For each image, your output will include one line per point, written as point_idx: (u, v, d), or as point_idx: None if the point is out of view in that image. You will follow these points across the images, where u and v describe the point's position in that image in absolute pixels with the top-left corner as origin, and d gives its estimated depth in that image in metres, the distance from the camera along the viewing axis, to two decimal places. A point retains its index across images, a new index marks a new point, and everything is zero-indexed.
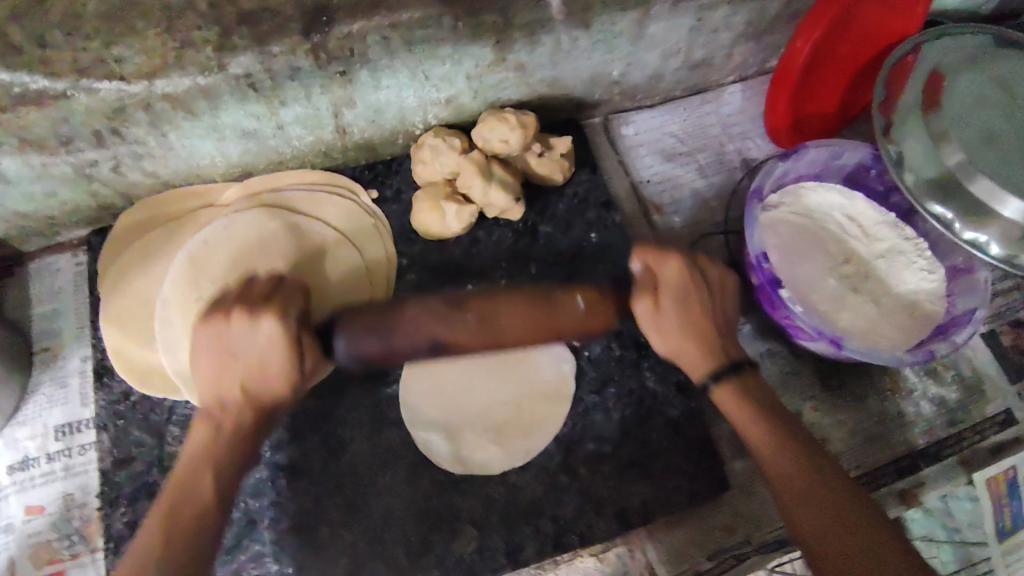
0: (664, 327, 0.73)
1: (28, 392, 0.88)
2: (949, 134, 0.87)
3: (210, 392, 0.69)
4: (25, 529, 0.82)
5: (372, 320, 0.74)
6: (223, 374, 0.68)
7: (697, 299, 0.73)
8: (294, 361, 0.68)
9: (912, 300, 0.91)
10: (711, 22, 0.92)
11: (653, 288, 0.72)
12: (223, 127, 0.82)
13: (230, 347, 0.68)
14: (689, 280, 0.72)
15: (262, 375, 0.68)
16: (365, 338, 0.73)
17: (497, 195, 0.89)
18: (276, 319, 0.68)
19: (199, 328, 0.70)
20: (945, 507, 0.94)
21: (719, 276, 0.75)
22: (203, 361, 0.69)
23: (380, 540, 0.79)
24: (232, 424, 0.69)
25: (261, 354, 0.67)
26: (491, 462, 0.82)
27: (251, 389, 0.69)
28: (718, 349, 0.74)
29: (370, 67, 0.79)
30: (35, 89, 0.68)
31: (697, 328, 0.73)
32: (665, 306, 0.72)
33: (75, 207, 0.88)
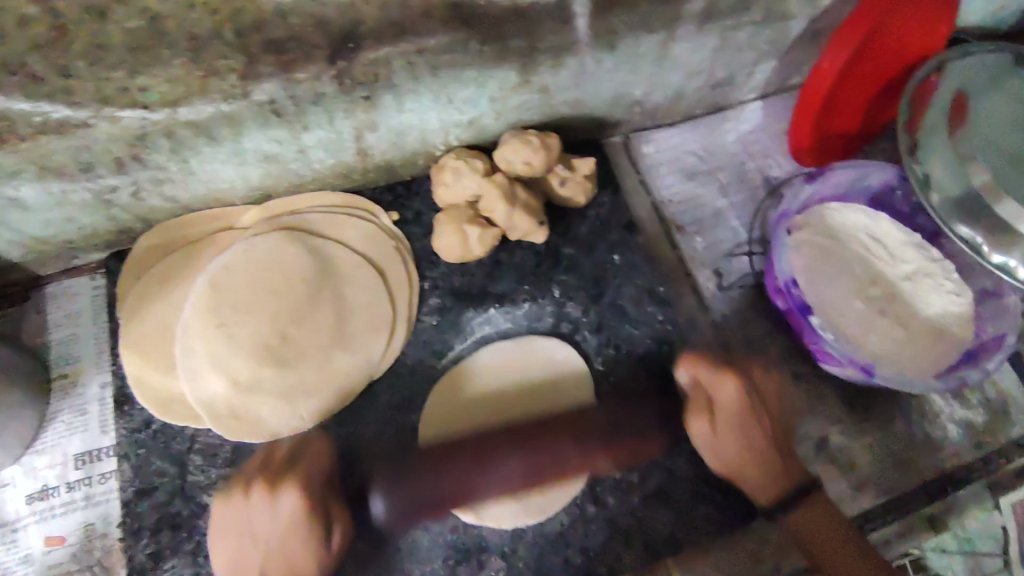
0: (721, 437, 0.79)
1: (46, 419, 0.87)
2: (976, 154, 0.85)
3: (225, 567, 0.75)
4: (46, 560, 0.81)
5: (420, 470, 0.76)
6: (242, 553, 0.74)
7: (755, 415, 0.79)
8: (319, 537, 0.74)
9: (940, 324, 0.90)
10: (735, 42, 0.91)
11: (709, 409, 0.80)
12: (245, 152, 0.81)
13: (249, 530, 0.75)
14: (747, 400, 0.79)
15: (284, 559, 0.73)
16: (421, 483, 0.76)
17: (520, 219, 0.88)
18: (299, 493, 0.75)
19: (221, 503, 0.77)
20: (962, 522, 0.91)
21: (772, 387, 0.85)
22: (225, 545, 0.76)
23: (408, 571, 0.79)
24: (255, 558, 0.74)
25: (280, 541, 0.73)
26: (504, 516, 0.80)
27: (270, 561, 0.73)
28: (779, 473, 0.78)
29: (394, 91, 0.78)
30: (57, 118, 0.67)
31: (755, 448, 0.78)
32: (724, 428, 0.79)
33: (93, 231, 0.87)
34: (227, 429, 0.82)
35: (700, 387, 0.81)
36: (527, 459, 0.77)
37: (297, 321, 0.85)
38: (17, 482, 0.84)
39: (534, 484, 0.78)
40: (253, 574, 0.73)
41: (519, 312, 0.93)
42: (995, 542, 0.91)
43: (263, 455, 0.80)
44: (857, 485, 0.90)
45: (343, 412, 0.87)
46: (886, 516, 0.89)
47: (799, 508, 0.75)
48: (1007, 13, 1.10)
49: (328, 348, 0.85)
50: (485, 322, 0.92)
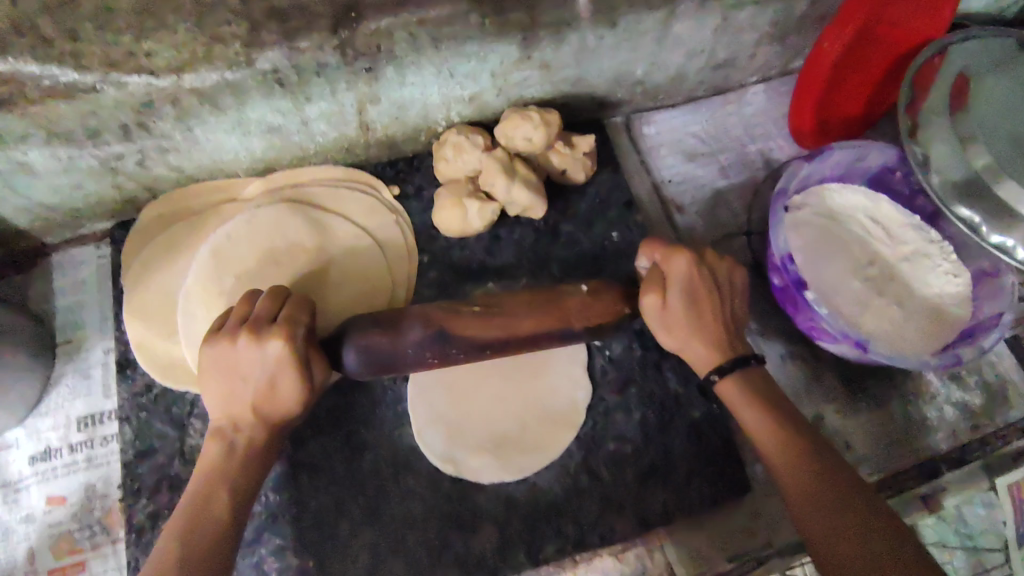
0: (675, 310, 0.72)
1: (51, 382, 0.89)
2: (978, 136, 0.85)
3: (221, 414, 0.70)
4: (47, 520, 0.83)
5: (373, 328, 0.73)
6: (234, 393, 0.69)
7: (704, 292, 0.73)
8: (303, 385, 0.69)
9: (937, 304, 0.90)
10: (737, 22, 0.91)
11: (663, 285, 0.73)
12: (249, 122, 0.82)
13: (236, 369, 0.69)
14: (700, 274, 0.72)
15: (270, 396, 0.69)
16: (367, 345, 0.72)
17: (519, 193, 0.88)
18: (284, 341, 0.68)
19: (205, 349, 0.70)
20: (959, 511, 0.92)
21: (727, 271, 0.75)
22: (212, 384, 0.70)
23: (403, 537, 0.80)
24: (245, 404, 0.69)
25: (269, 376, 0.68)
26: (483, 471, 0.81)
27: (262, 402, 0.69)
28: (726, 343, 0.74)
29: (396, 64, 0.79)
30: (65, 82, 0.68)
31: (700, 318, 0.73)
32: (675, 296, 0.72)
33: (100, 200, 0.89)
34: None
35: (654, 265, 0.75)
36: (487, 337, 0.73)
37: (300, 288, 0.86)
38: (21, 443, 0.86)
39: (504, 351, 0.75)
40: (245, 402, 0.69)
41: (517, 287, 0.93)
42: (998, 537, 0.92)
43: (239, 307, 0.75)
44: (852, 464, 0.90)
45: None
46: (882, 490, 0.89)
47: (765, 407, 0.71)
48: (1011, 1, 1.10)
49: (328, 318, 0.86)
50: (483, 296, 0.93)
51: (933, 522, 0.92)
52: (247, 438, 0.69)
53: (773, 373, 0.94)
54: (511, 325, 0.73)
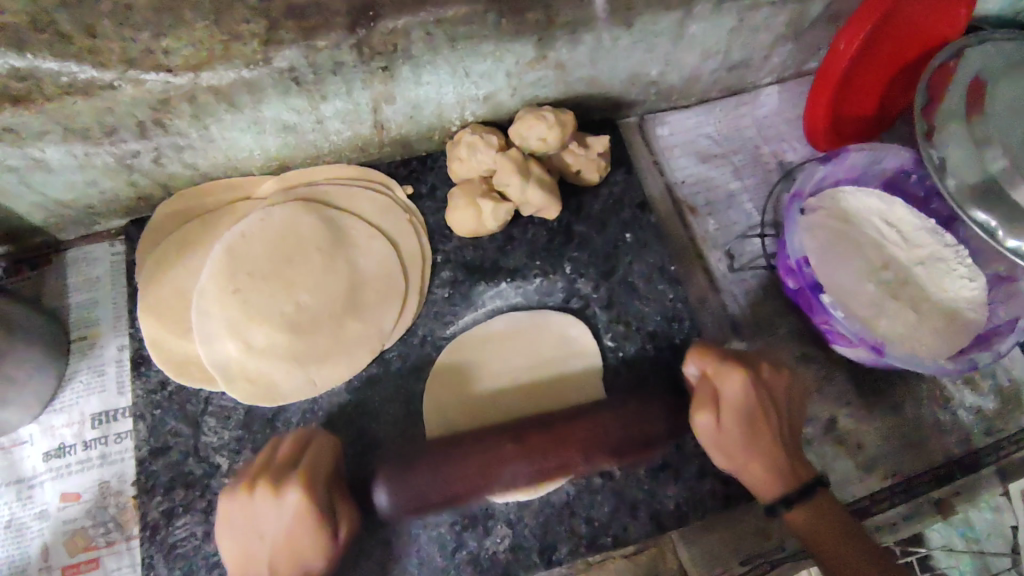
0: (727, 444, 0.74)
1: (65, 379, 0.89)
2: (993, 138, 0.85)
3: (238, 569, 0.71)
4: (61, 516, 0.83)
5: (424, 464, 0.76)
6: (252, 551, 0.71)
7: (761, 413, 0.74)
8: (324, 534, 0.71)
9: (952, 308, 0.90)
10: (752, 23, 0.91)
11: (715, 403, 0.73)
12: (264, 121, 0.82)
13: (256, 527, 0.71)
14: (756, 393, 0.74)
15: (292, 554, 0.70)
16: (414, 485, 0.75)
17: (534, 193, 0.88)
18: (300, 494, 0.70)
19: (224, 497, 0.73)
20: (966, 517, 0.96)
21: (783, 386, 0.77)
22: (229, 539, 0.72)
23: (415, 535, 0.81)
24: (264, 555, 0.70)
25: (285, 534, 0.70)
26: (506, 495, 0.79)
27: (279, 565, 0.70)
28: (785, 467, 0.74)
29: (411, 63, 0.79)
30: (83, 79, 0.68)
31: (752, 428, 0.73)
32: (730, 421, 0.73)
33: (115, 197, 0.89)
34: (239, 393, 0.83)
35: (708, 378, 0.75)
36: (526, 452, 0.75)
37: (314, 289, 0.86)
38: (35, 439, 0.86)
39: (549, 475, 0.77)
40: (263, 565, 0.70)
41: (530, 287, 0.93)
42: (1005, 542, 0.95)
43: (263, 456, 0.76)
44: (864, 467, 0.90)
45: (354, 380, 0.88)
46: (892, 497, 0.89)
47: (805, 509, 0.72)
48: None
49: (340, 317, 0.86)
50: (496, 295, 0.93)
51: (937, 527, 0.96)
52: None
53: None
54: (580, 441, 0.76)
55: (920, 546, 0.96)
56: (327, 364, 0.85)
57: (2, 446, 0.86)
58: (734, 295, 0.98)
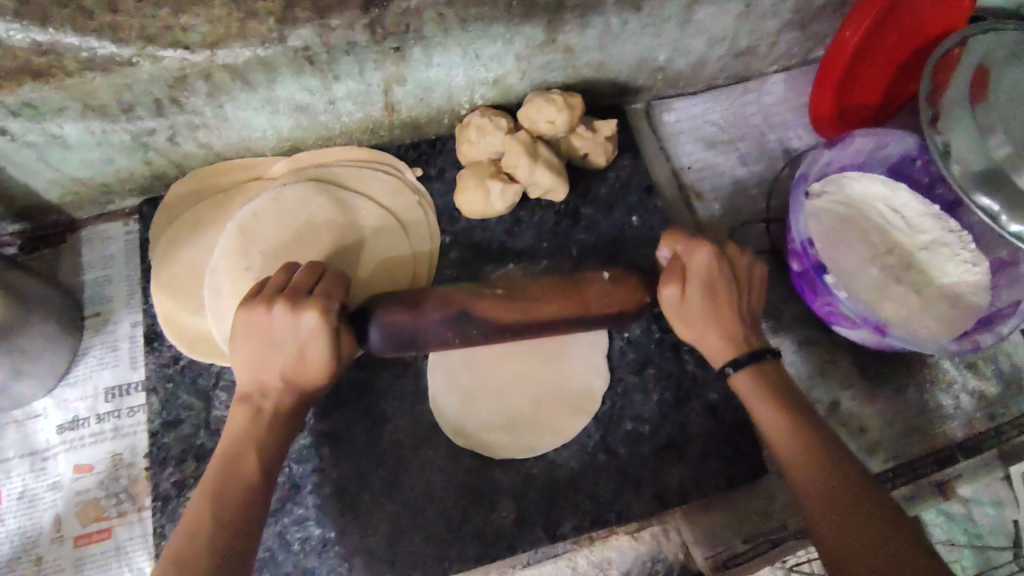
0: (690, 310, 0.75)
1: (79, 353, 0.91)
2: (998, 125, 0.86)
3: (250, 378, 0.72)
4: (74, 487, 0.85)
5: (396, 305, 0.75)
6: (263, 363, 0.71)
7: (723, 289, 0.74)
8: (334, 353, 0.72)
9: (954, 293, 0.90)
10: (760, 9, 0.92)
11: (682, 275, 0.74)
12: (277, 100, 0.84)
13: (270, 335, 0.71)
14: (720, 267, 0.74)
15: (301, 367, 0.71)
16: (390, 324, 0.74)
17: (542, 175, 0.89)
18: (318, 310, 0.70)
19: (241, 314, 0.72)
20: (969, 512, 0.96)
21: (746, 269, 0.77)
22: (243, 348, 0.72)
23: (420, 510, 0.81)
24: (278, 370, 0.71)
25: (299, 346, 0.70)
26: (496, 446, 0.82)
27: (290, 372, 0.71)
28: (739, 338, 0.75)
29: (423, 43, 0.80)
30: (102, 55, 0.70)
31: (717, 312, 0.74)
32: (695, 291, 0.74)
33: (129, 175, 0.90)
34: None
35: (677, 255, 0.76)
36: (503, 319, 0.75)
37: None
38: (49, 412, 0.88)
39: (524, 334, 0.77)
40: (277, 377, 0.71)
41: (537, 268, 0.94)
42: (1006, 536, 0.95)
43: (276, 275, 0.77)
44: (867, 450, 0.91)
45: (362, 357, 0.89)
46: (893, 480, 0.90)
47: (755, 372, 0.73)
48: None
49: (350, 294, 0.87)
50: (503, 276, 0.94)
51: (941, 520, 0.96)
52: (280, 399, 0.71)
53: (790, 358, 0.95)
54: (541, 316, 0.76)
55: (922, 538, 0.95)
56: None
57: (16, 419, 0.87)
58: None
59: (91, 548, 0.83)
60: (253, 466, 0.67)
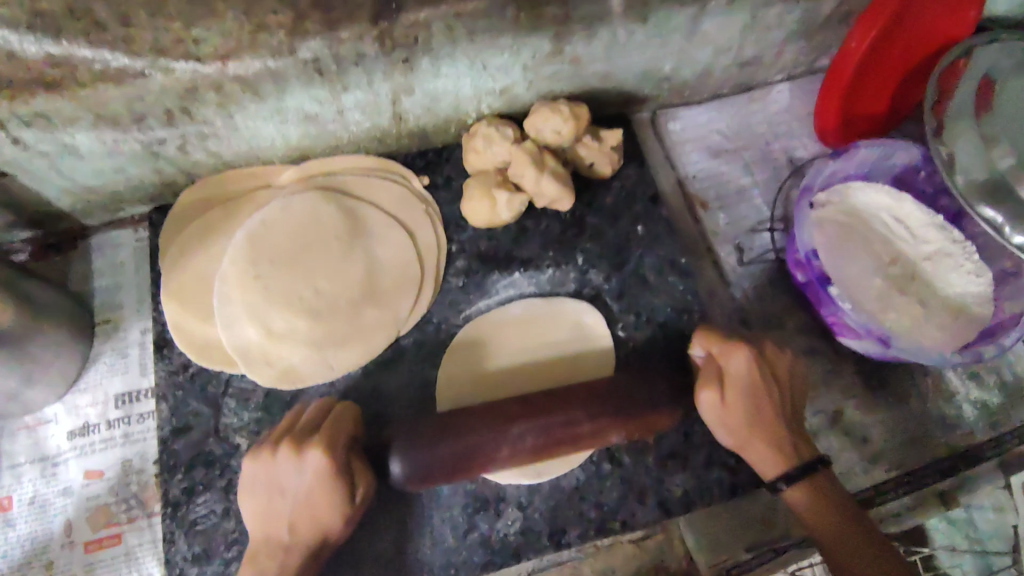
0: (735, 430, 0.77)
1: (89, 360, 0.92)
2: (1001, 137, 0.87)
3: (261, 528, 0.75)
4: (84, 493, 0.86)
5: (433, 446, 0.78)
6: (274, 510, 0.75)
7: (763, 393, 0.77)
8: (346, 497, 0.74)
9: (958, 303, 0.91)
10: (765, 20, 0.92)
11: (720, 380, 0.77)
12: (287, 111, 0.84)
13: (280, 483, 0.74)
14: (761, 376, 0.77)
15: (310, 514, 0.74)
16: (424, 459, 0.77)
17: (548, 185, 0.90)
18: (321, 453, 0.73)
19: (250, 459, 0.76)
20: (968, 517, 0.98)
21: (786, 366, 0.79)
22: (256, 494, 0.75)
23: (428, 517, 0.82)
24: (286, 515, 0.74)
25: (310, 499, 0.73)
26: (504, 473, 0.82)
27: (298, 525, 0.74)
28: (786, 446, 0.77)
29: (431, 55, 0.81)
30: (115, 66, 0.71)
31: (758, 416, 0.76)
32: (733, 397, 0.76)
33: (140, 183, 0.91)
34: (260, 376, 0.86)
35: (710, 355, 0.80)
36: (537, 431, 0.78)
37: (333, 276, 0.88)
38: (60, 418, 0.89)
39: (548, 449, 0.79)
40: (285, 525, 0.73)
41: (543, 277, 0.95)
42: (1005, 542, 0.97)
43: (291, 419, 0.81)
44: (869, 459, 0.92)
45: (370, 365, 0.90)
46: (896, 489, 0.89)
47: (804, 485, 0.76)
48: None
49: (358, 303, 0.88)
50: (510, 285, 0.95)
51: (941, 525, 0.99)
52: (292, 552, 0.73)
53: None
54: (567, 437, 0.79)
55: (924, 545, 0.98)
56: (345, 349, 0.87)
57: (27, 425, 0.88)
58: (743, 288, 1.00)
59: (101, 553, 0.83)
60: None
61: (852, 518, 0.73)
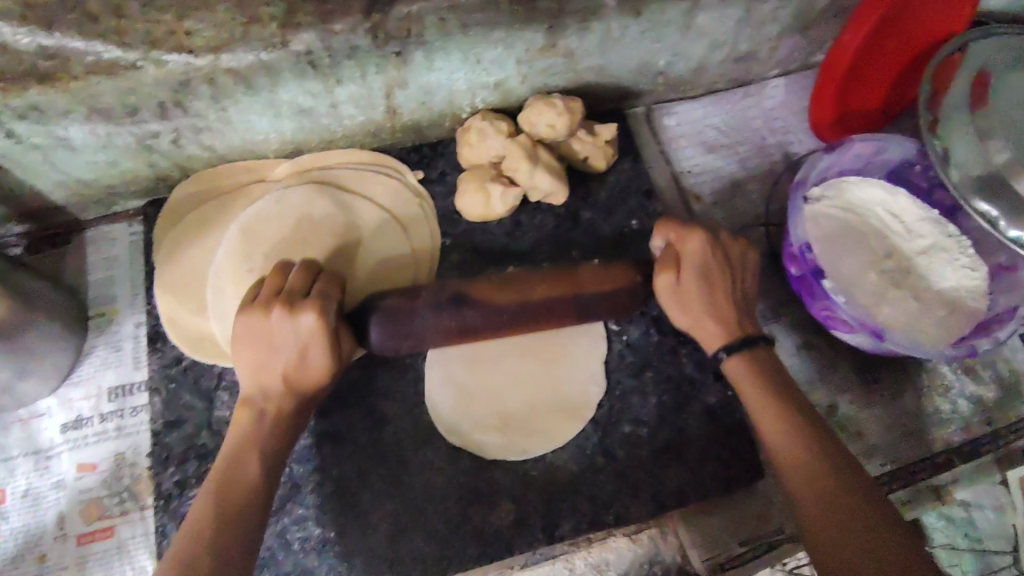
0: (687, 305, 0.77)
1: (83, 353, 0.92)
2: (998, 130, 0.86)
3: (251, 376, 0.74)
4: (77, 486, 0.86)
5: (401, 307, 0.76)
6: (265, 364, 0.73)
7: (717, 273, 0.77)
8: (332, 352, 0.73)
9: (953, 298, 0.91)
10: (760, 14, 0.92)
11: (677, 265, 0.77)
12: (280, 104, 0.84)
13: (272, 339, 0.73)
14: (711, 253, 0.77)
15: (301, 369, 0.73)
16: (394, 325, 0.75)
17: (542, 178, 0.90)
18: (315, 314, 0.72)
19: (243, 316, 0.74)
20: (968, 516, 0.97)
21: (740, 254, 0.80)
22: (244, 356, 0.74)
23: (421, 510, 0.82)
24: (278, 372, 0.73)
25: (299, 345, 0.72)
26: (489, 448, 0.83)
27: (291, 369, 0.73)
28: (737, 326, 0.77)
29: (425, 48, 0.81)
30: (108, 59, 0.71)
31: (714, 299, 0.77)
32: (688, 277, 0.76)
33: (134, 177, 0.91)
34: None
35: (670, 245, 0.78)
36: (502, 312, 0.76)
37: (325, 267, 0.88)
38: (53, 411, 0.89)
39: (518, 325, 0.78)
40: (275, 378, 0.73)
41: (538, 271, 0.95)
42: (1007, 540, 0.96)
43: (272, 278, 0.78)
44: (864, 453, 0.91)
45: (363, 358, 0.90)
46: (891, 484, 0.90)
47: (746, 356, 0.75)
48: None
49: (351, 300, 0.88)
50: None
51: (940, 521, 0.98)
52: (281, 402, 0.73)
53: (789, 362, 0.95)
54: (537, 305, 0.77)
55: (925, 543, 0.97)
56: None
57: (20, 418, 0.88)
58: None
59: (94, 546, 0.83)
60: (254, 459, 0.70)
61: (833, 463, 0.65)
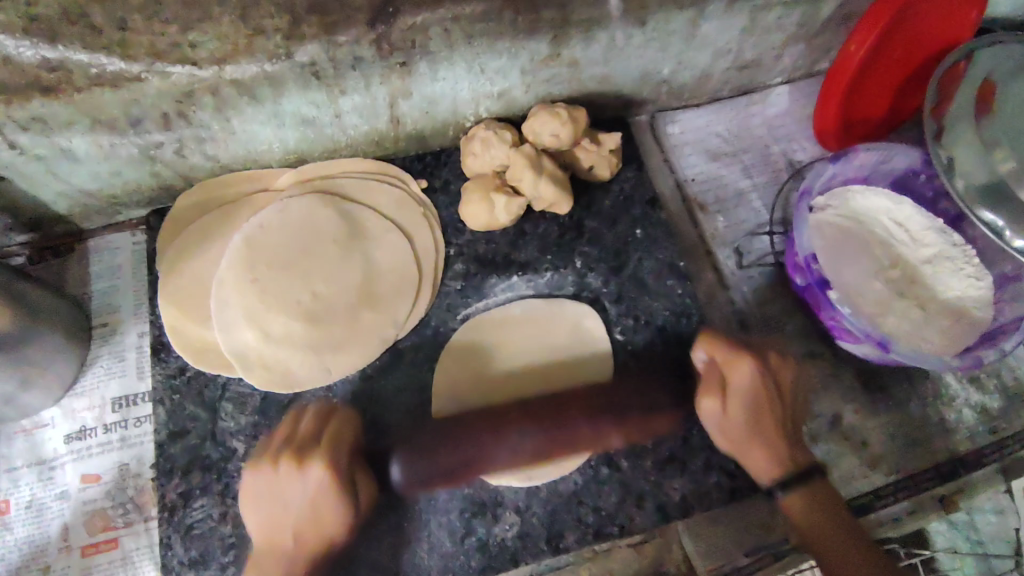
0: (736, 432, 0.78)
1: (86, 364, 0.91)
2: (1003, 140, 0.85)
3: (263, 534, 0.75)
4: (82, 497, 0.85)
5: (443, 462, 0.82)
6: (278, 519, 0.74)
7: (766, 405, 0.78)
8: (346, 506, 0.75)
9: (958, 308, 0.91)
10: (764, 23, 0.92)
11: (722, 389, 0.78)
12: (284, 114, 0.84)
13: (281, 495, 0.74)
14: (761, 385, 0.77)
15: (316, 523, 0.74)
16: (431, 473, 0.82)
17: (546, 188, 0.90)
18: (324, 469, 0.74)
19: (251, 470, 0.76)
20: (971, 519, 0.94)
21: (788, 377, 0.81)
22: (259, 513, 0.75)
23: (425, 521, 0.82)
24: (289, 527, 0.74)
25: (310, 501, 0.73)
26: (493, 469, 0.82)
27: (303, 534, 0.74)
28: (782, 455, 0.78)
29: (429, 58, 0.81)
30: (111, 70, 0.70)
31: (759, 419, 0.78)
32: (735, 408, 0.77)
33: (137, 187, 0.91)
34: (258, 379, 0.85)
35: (712, 363, 0.79)
36: (539, 434, 0.83)
37: (330, 281, 0.87)
38: (57, 422, 0.89)
39: (542, 452, 0.83)
40: (289, 534, 0.74)
41: (542, 281, 0.95)
42: (1007, 545, 0.93)
43: (288, 421, 0.80)
44: (868, 463, 0.91)
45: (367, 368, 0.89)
46: (895, 493, 0.89)
47: (800, 492, 0.77)
48: None
49: (355, 308, 0.88)
50: (507, 289, 0.94)
51: (942, 525, 0.95)
52: (301, 558, 0.74)
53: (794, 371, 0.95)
54: (576, 439, 0.83)
55: (924, 547, 0.95)
56: (343, 352, 0.87)
57: (24, 428, 0.88)
58: (742, 292, 0.99)
59: (98, 557, 0.83)
60: None
61: (840, 523, 0.74)
